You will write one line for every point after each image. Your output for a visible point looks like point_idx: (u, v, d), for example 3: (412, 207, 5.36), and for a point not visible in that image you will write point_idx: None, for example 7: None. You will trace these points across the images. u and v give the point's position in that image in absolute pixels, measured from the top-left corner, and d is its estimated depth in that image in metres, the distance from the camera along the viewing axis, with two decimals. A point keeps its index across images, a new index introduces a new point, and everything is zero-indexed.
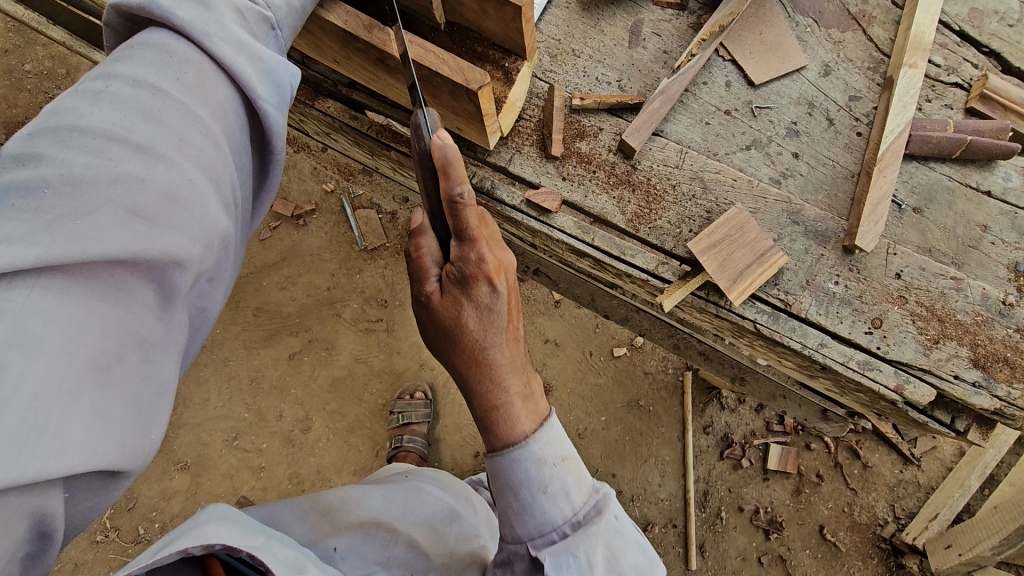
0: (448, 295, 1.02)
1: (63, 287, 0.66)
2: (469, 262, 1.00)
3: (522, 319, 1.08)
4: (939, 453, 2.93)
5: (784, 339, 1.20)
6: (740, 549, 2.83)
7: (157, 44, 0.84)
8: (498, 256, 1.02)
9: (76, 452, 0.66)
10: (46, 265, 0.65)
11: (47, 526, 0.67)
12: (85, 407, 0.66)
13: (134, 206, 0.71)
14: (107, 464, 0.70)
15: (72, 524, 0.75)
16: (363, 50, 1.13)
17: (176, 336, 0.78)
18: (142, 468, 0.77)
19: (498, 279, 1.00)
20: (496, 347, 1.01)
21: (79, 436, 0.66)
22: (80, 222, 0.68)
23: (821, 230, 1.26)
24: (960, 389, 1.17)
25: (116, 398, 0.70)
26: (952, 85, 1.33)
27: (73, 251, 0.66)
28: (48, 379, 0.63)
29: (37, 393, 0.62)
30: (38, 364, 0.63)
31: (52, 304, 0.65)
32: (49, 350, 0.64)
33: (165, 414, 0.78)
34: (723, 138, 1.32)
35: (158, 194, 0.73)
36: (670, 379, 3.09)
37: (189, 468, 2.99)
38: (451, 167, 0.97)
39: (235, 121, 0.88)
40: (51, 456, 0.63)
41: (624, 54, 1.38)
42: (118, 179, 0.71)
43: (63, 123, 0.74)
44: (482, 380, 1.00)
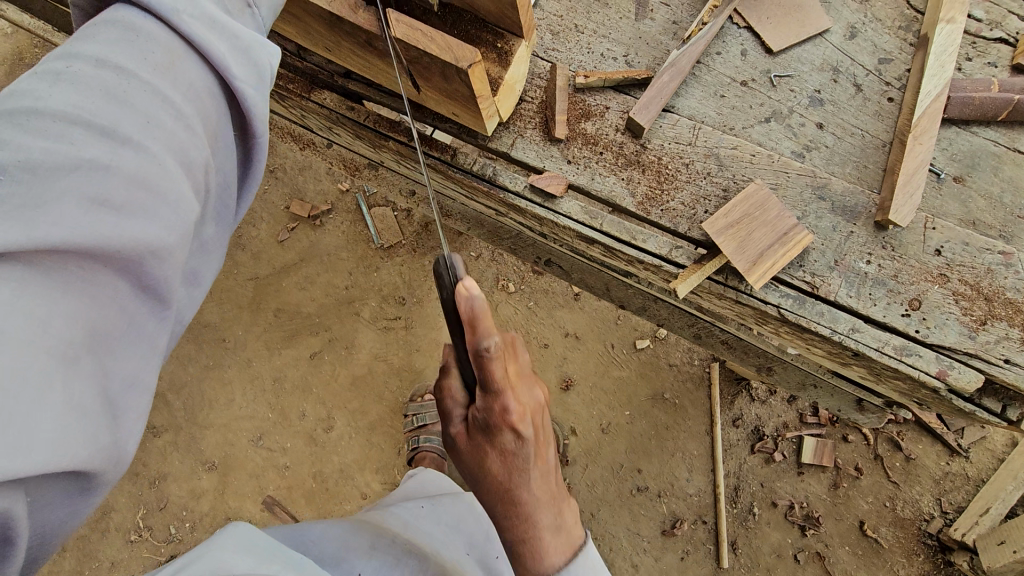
0: (474, 440, 1.18)
1: (24, 276, 0.64)
2: (493, 413, 1.09)
3: (547, 445, 1.21)
4: (990, 444, 2.75)
5: (812, 325, 1.12)
6: (775, 546, 2.72)
7: (124, 23, 0.81)
8: (520, 402, 1.10)
9: (48, 447, 0.63)
10: (5, 252, 0.63)
11: (11, 530, 0.66)
12: (58, 397, 0.64)
13: (98, 192, 0.69)
14: (82, 460, 0.67)
15: (44, 530, 0.72)
16: (350, 33, 1.08)
17: (148, 328, 0.77)
18: (117, 470, 0.75)
19: (521, 427, 1.10)
20: (525, 488, 1.17)
21: (50, 431, 0.63)
22: (40, 211, 0.66)
23: (849, 205, 1.16)
24: (1011, 374, 1.06)
25: (87, 391, 0.68)
26: (996, 41, 1.20)
27: (34, 241, 0.64)
28: (12, 369, 0.61)
29: (3, 384, 0.60)
30: (1, 354, 0.60)
31: (13, 295, 0.63)
32: (14, 340, 0.61)
33: (139, 411, 0.77)
34: (740, 111, 1.23)
35: (123, 182, 0.71)
36: (696, 371, 2.98)
37: (216, 468, 3.03)
38: (478, 319, 0.98)
39: (210, 104, 0.85)
40: (22, 451, 0.61)
41: (630, 27, 1.30)
42: (80, 165, 0.69)
43: (22, 105, 0.71)
44: (511, 517, 1.18)
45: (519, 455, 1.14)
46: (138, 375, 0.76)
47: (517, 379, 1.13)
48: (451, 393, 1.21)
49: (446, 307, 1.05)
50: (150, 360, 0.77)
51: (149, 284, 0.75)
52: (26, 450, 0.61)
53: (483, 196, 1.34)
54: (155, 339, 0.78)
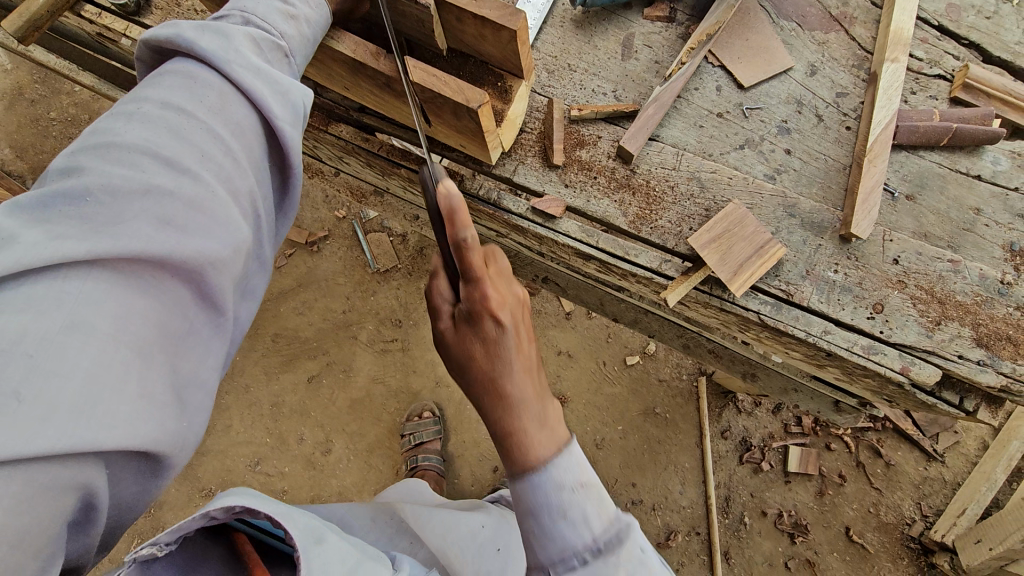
0: (460, 330, 1.05)
1: (109, 281, 0.74)
2: (474, 299, 1.01)
3: (531, 341, 1.08)
4: (963, 447, 2.88)
5: (789, 329, 1.24)
6: (766, 555, 2.80)
7: (183, 70, 0.92)
8: (501, 291, 1.04)
9: (124, 428, 0.72)
10: (94, 259, 0.74)
11: (95, 498, 0.74)
12: (134, 386, 0.73)
13: (165, 215, 0.79)
14: (152, 443, 0.76)
15: (122, 504, 0.81)
16: (371, 75, 1.21)
17: (207, 334, 0.86)
18: (181, 456, 0.84)
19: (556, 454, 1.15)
20: (513, 381, 1.01)
21: (126, 415, 0.72)
22: (120, 227, 0.76)
23: (817, 221, 1.30)
24: (964, 368, 1.19)
25: (159, 382, 0.77)
26: (935, 77, 1.37)
27: (117, 252, 0.74)
28: (97, 359, 0.70)
29: (91, 370, 0.70)
30: (90, 346, 0.70)
31: (99, 298, 0.73)
32: (100, 335, 0.71)
33: (203, 408, 0.86)
34: (717, 139, 1.38)
35: (184, 206, 0.81)
36: (684, 385, 3.10)
37: (214, 494, 3.04)
38: (515, 332, 1.07)
39: (255, 139, 0.95)
40: (103, 428, 0.70)
41: (617, 67, 1.45)
42: (151, 190, 0.79)
43: (100, 139, 0.82)
44: (498, 409, 1.00)
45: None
46: (204, 376, 0.85)
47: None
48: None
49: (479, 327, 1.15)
50: (213, 359, 0.87)
51: (206, 294, 0.84)
52: (108, 427, 0.70)
53: (487, 218, 1.47)
54: (214, 346, 0.87)
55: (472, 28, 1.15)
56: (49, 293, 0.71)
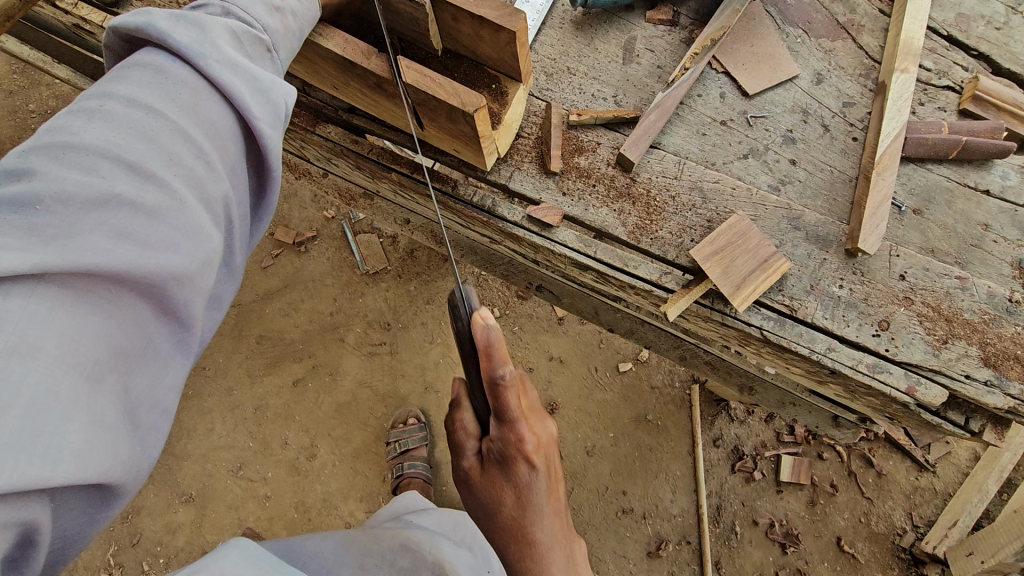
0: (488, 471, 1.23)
1: (60, 297, 0.67)
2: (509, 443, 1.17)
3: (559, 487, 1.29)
4: (954, 458, 2.88)
5: (792, 345, 1.20)
6: (757, 565, 2.77)
7: (152, 65, 0.85)
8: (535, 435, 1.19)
9: (73, 459, 0.65)
10: (44, 274, 0.67)
11: (37, 535, 0.66)
12: (82, 412, 0.67)
13: (125, 225, 0.73)
14: (102, 474, 0.69)
15: (64, 537, 0.73)
16: (361, 75, 1.15)
17: (167, 351, 0.80)
18: (134, 483, 0.77)
19: (534, 458, 1.17)
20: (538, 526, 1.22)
21: (75, 446, 0.65)
22: (73, 238, 0.69)
23: (822, 234, 1.26)
24: (972, 388, 1.15)
25: (110, 407, 0.70)
26: (944, 88, 1.34)
27: (70, 264, 0.68)
28: (44, 384, 0.64)
29: (36, 397, 0.63)
30: (35, 370, 0.63)
31: (48, 315, 0.66)
32: (48, 357, 0.65)
33: (161, 431, 0.80)
34: (720, 148, 1.33)
35: (149, 216, 0.74)
36: (677, 393, 3.07)
37: (194, 500, 2.96)
38: (494, 349, 1.10)
39: (230, 141, 0.88)
40: (50, 461, 0.63)
41: (618, 71, 1.40)
42: (109, 199, 0.73)
43: (56, 140, 0.75)
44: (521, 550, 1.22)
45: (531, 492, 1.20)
46: (163, 396, 0.79)
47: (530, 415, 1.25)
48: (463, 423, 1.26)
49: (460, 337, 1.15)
50: (174, 378, 0.81)
51: (171, 310, 0.78)
52: (54, 459, 0.63)
53: (480, 225, 1.41)
54: (176, 364, 0.81)
55: (468, 28, 1.09)
56: None
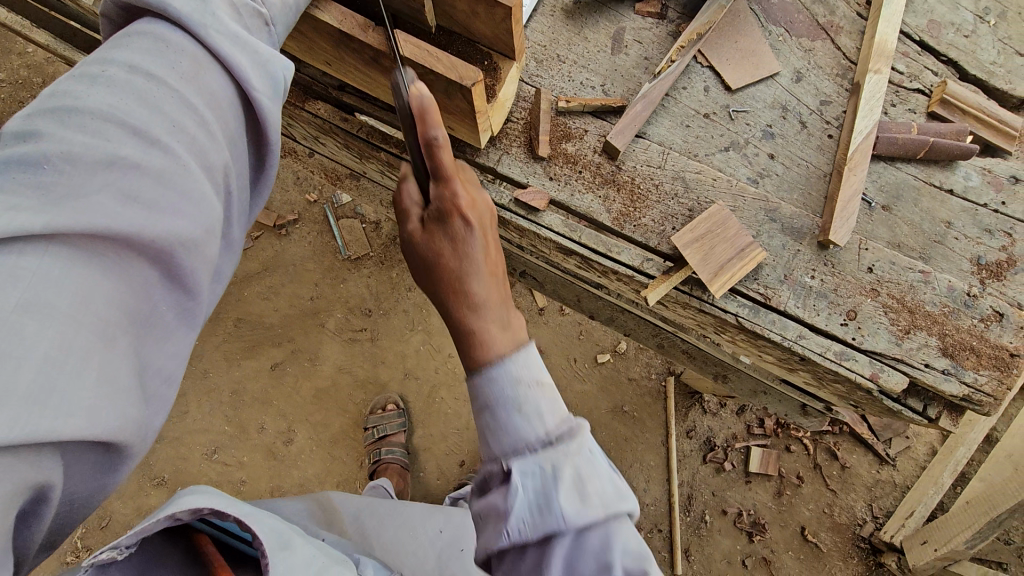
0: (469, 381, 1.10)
1: (71, 258, 0.69)
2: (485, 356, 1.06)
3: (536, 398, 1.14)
4: (913, 452, 2.98)
5: (765, 331, 1.25)
6: (725, 552, 2.86)
7: (154, 33, 0.85)
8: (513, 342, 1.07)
9: (83, 416, 0.67)
10: (55, 233, 0.68)
11: (49, 490, 0.69)
12: (92, 370, 0.68)
13: (131, 190, 0.74)
14: (112, 433, 0.71)
15: (74, 494, 0.76)
16: (357, 50, 1.16)
17: (170, 317, 0.81)
18: (142, 444, 0.79)
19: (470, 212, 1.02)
20: None
21: (86, 402, 0.67)
22: (81, 201, 0.70)
23: (797, 227, 1.32)
24: (931, 376, 1.22)
25: (121, 366, 0.72)
26: (915, 91, 1.40)
27: (81, 226, 0.69)
28: (59, 341, 0.65)
29: (49, 353, 0.64)
30: (49, 326, 0.65)
31: (58, 276, 0.67)
32: (58, 315, 0.66)
33: (163, 394, 0.82)
34: (703, 140, 1.38)
35: (153, 181, 0.75)
36: (653, 385, 3.13)
37: (166, 483, 2.92)
38: (428, 110, 0.95)
39: (231, 111, 0.89)
40: (61, 415, 0.65)
41: (607, 60, 1.42)
42: (116, 162, 0.73)
43: (62, 103, 0.76)
44: None
45: (469, 243, 1.02)
46: (166, 360, 0.81)
47: (466, 180, 1.10)
48: (405, 192, 1.11)
49: (404, 116, 1.03)
50: (177, 344, 0.82)
51: (176, 274, 0.79)
52: (66, 415, 0.66)
53: None
54: (177, 330, 0.82)
55: (464, 5, 1.11)
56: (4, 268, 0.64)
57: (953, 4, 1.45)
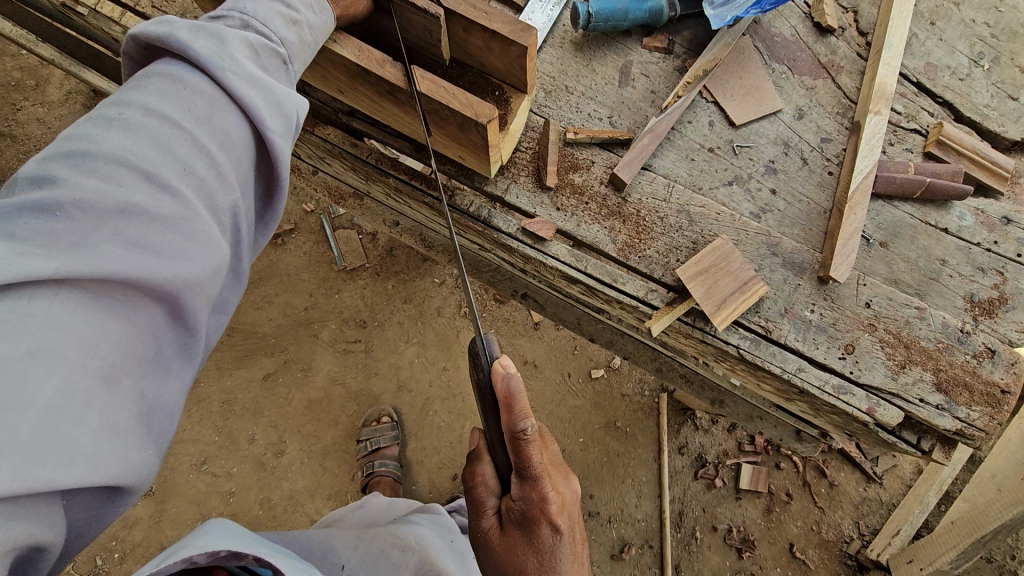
0: (508, 535, 1.13)
1: (78, 303, 0.69)
2: (531, 502, 1.08)
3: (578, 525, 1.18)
4: (899, 471, 3.04)
5: (765, 364, 1.28)
6: (715, 568, 2.88)
7: (171, 73, 0.86)
8: (560, 492, 1.12)
9: (82, 462, 0.66)
10: (64, 279, 0.68)
11: (48, 532, 0.68)
12: (95, 417, 0.68)
13: (139, 234, 0.74)
14: (110, 478, 0.70)
15: (73, 535, 0.75)
16: (373, 82, 1.17)
17: (175, 356, 0.81)
18: (143, 485, 0.79)
19: (558, 521, 1.09)
20: None
21: (85, 449, 0.67)
22: (92, 248, 0.70)
23: (797, 261, 1.35)
24: (925, 411, 1.25)
25: (123, 411, 0.72)
26: (911, 131, 1.45)
27: (89, 273, 0.69)
28: (63, 386, 0.65)
29: (53, 400, 0.64)
30: (53, 373, 0.65)
31: (65, 322, 0.67)
32: (64, 359, 0.66)
33: (166, 434, 0.81)
34: (707, 174, 1.40)
35: (162, 227, 0.76)
36: (646, 401, 3.16)
37: (154, 494, 2.88)
38: (515, 402, 1.03)
39: (243, 152, 0.89)
40: (61, 463, 0.64)
41: (614, 93, 1.45)
42: (126, 208, 0.74)
43: (77, 147, 0.76)
44: None
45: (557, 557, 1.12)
46: (169, 400, 0.80)
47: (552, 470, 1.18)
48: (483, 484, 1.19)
49: (480, 388, 1.09)
50: (181, 384, 0.82)
51: (181, 316, 0.79)
52: (67, 461, 0.65)
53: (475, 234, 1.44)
54: (180, 370, 0.82)
55: (480, 42, 1.13)
56: (13, 315, 0.64)
57: (949, 48, 1.50)
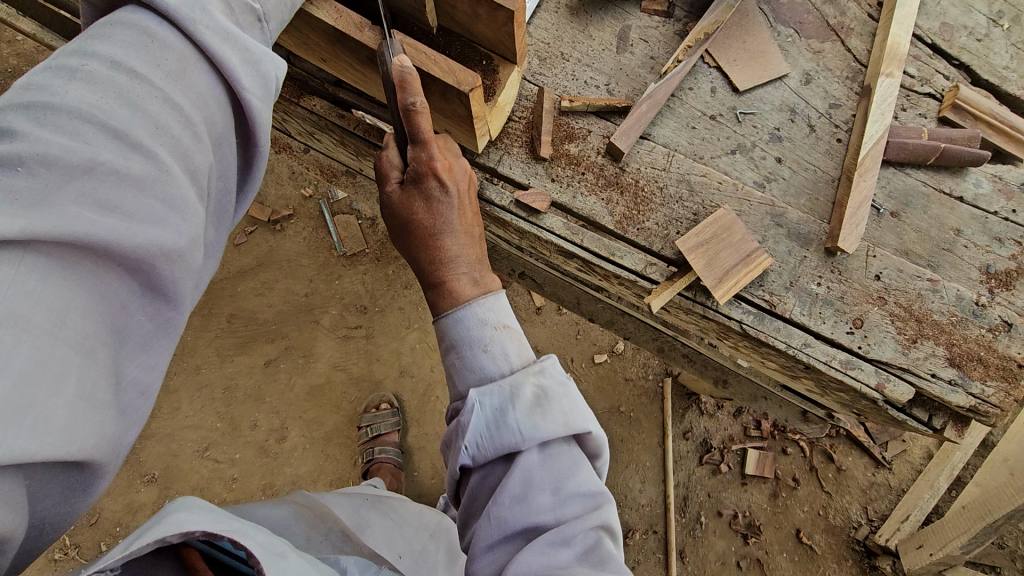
0: (406, 189, 1.14)
1: (46, 267, 0.65)
2: (421, 161, 1.09)
3: (477, 216, 1.20)
4: (909, 455, 2.97)
5: (770, 339, 1.23)
6: (720, 554, 2.84)
7: (139, 26, 0.80)
8: (447, 157, 1.13)
9: (55, 436, 0.64)
10: (30, 241, 0.64)
11: (14, 510, 0.66)
12: (70, 388, 0.66)
13: (107, 196, 0.70)
14: (87, 450, 0.69)
15: (45, 509, 0.73)
16: (354, 49, 1.12)
17: (152, 327, 0.78)
18: (117, 461, 0.77)
19: (445, 176, 1.11)
20: (449, 236, 1.13)
21: (60, 421, 0.65)
22: (55, 208, 0.66)
23: (803, 232, 1.29)
24: (937, 387, 1.20)
25: (98, 382, 0.70)
26: (926, 95, 1.38)
27: (56, 236, 0.65)
28: (35, 355, 0.63)
29: (25, 370, 0.62)
30: (24, 340, 0.62)
31: (33, 287, 0.64)
32: (37, 328, 0.63)
33: (140, 409, 0.78)
34: (709, 142, 1.34)
35: (133, 188, 0.72)
36: (650, 385, 3.11)
37: (157, 480, 2.88)
38: (409, 79, 0.99)
39: (218, 112, 0.85)
40: (37, 436, 0.63)
41: (612, 59, 1.39)
42: (93, 167, 0.69)
43: (37, 99, 0.71)
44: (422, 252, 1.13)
45: (443, 210, 1.12)
46: (141, 373, 0.77)
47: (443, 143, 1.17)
48: (388, 158, 1.20)
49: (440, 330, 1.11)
50: (155, 357, 0.79)
51: (156, 285, 0.76)
52: (41, 434, 0.63)
53: None
54: (156, 342, 0.78)
55: (465, 5, 1.07)
56: None
57: (966, 7, 1.42)
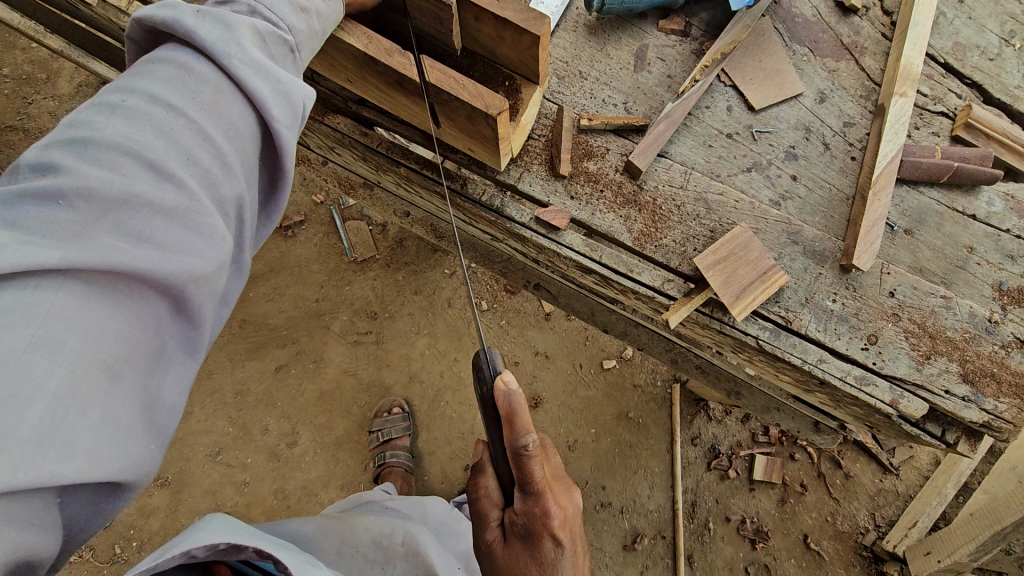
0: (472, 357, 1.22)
1: (82, 294, 0.68)
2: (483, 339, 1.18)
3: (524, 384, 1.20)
4: (916, 462, 2.99)
5: (785, 355, 1.25)
6: (728, 559, 2.86)
7: (176, 61, 0.84)
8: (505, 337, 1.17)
9: (83, 458, 0.66)
10: (68, 270, 0.67)
11: (47, 530, 0.68)
12: (96, 412, 0.67)
13: (141, 227, 0.73)
14: (113, 472, 0.70)
15: (74, 528, 0.74)
16: (381, 72, 1.14)
17: (178, 350, 0.80)
18: (144, 482, 0.78)
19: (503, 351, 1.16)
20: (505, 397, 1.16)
21: (87, 443, 0.66)
22: (92, 239, 0.69)
23: (819, 250, 1.31)
24: (951, 403, 1.22)
25: (123, 406, 0.71)
26: (939, 114, 1.40)
27: (93, 265, 0.68)
28: (68, 378, 0.65)
29: (59, 392, 0.64)
30: (58, 364, 0.64)
31: (70, 315, 0.66)
32: (70, 351, 0.65)
33: (168, 432, 0.80)
34: (725, 160, 1.37)
35: (166, 218, 0.74)
36: (658, 391, 3.14)
37: (169, 484, 2.90)
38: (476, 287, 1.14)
39: (248, 141, 0.87)
40: (64, 459, 0.64)
41: (629, 78, 1.41)
42: (129, 198, 0.72)
43: (79, 133, 0.74)
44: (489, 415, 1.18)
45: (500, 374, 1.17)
46: (173, 396, 0.79)
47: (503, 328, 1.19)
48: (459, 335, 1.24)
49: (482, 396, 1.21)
50: (184, 380, 0.81)
51: (183, 311, 0.78)
52: (69, 457, 0.64)
53: (487, 225, 1.42)
54: (183, 365, 0.80)
55: (491, 30, 1.10)
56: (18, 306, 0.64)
57: (978, 27, 1.45)
